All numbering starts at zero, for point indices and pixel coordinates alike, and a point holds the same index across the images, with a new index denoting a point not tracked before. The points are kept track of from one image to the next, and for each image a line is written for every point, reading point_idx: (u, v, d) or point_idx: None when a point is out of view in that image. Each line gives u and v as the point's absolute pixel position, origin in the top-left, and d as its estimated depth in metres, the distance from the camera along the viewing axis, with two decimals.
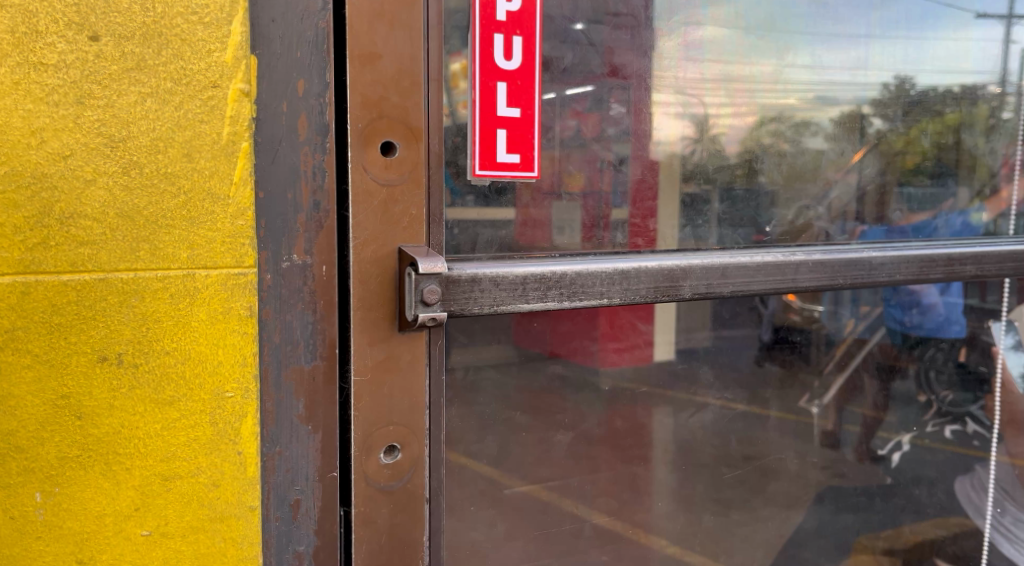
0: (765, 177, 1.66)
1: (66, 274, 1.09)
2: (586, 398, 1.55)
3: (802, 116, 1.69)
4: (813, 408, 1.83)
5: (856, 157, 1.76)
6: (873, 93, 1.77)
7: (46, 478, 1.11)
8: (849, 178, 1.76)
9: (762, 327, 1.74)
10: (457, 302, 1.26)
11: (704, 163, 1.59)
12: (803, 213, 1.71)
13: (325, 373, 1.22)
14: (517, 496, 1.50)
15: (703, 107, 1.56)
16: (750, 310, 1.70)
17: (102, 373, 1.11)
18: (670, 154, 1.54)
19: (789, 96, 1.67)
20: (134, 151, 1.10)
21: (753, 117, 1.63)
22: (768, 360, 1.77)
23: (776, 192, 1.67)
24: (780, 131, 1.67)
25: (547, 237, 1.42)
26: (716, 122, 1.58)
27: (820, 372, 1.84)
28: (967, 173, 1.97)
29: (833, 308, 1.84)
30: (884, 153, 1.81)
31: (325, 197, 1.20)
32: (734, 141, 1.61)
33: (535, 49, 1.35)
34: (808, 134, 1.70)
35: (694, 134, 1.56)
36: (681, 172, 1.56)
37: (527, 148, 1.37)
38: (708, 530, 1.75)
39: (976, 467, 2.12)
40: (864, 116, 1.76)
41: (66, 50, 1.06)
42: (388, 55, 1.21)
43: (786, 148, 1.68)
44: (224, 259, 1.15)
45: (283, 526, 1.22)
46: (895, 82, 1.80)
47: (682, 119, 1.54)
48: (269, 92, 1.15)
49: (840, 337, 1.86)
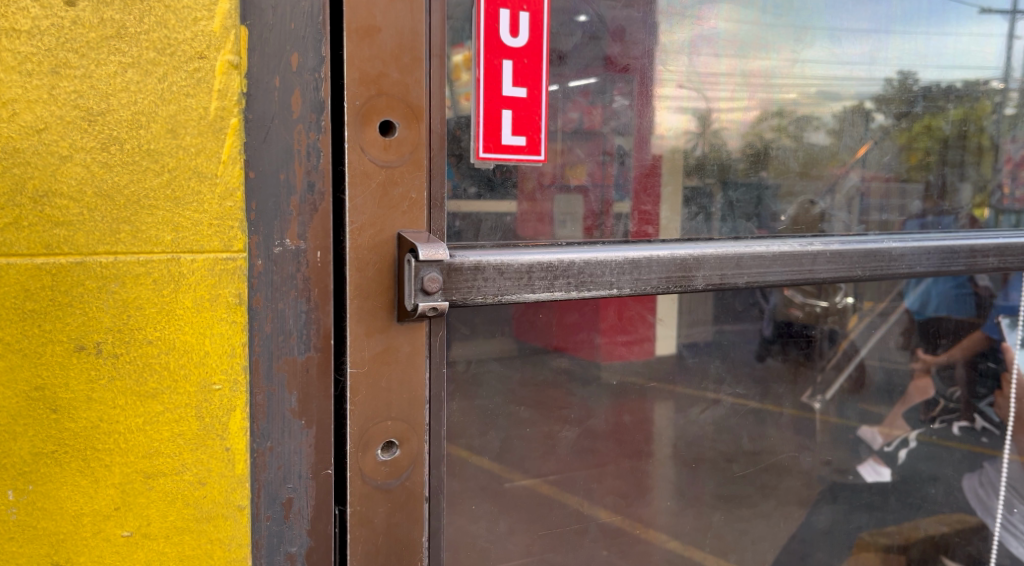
0: (772, 168, 1.59)
1: (40, 257, 1.02)
2: (593, 392, 1.49)
3: (804, 111, 1.61)
4: (817, 404, 1.78)
5: (860, 151, 1.68)
6: (875, 89, 1.69)
7: (20, 475, 1.04)
8: (852, 174, 1.68)
9: (763, 323, 1.67)
10: (460, 291, 1.19)
11: (711, 155, 1.52)
12: (811, 206, 1.64)
13: (319, 364, 1.16)
14: (518, 492, 1.44)
15: (704, 100, 1.49)
16: (752, 305, 1.65)
17: (79, 364, 1.05)
18: (674, 148, 1.47)
19: (789, 90, 1.59)
20: (113, 126, 1.03)
21: (757, 111, 1.55)
22: (771, 356, 1.70)
23: (780, 185, 1.60)
24: (782, 127, 1.59)
25: (548, 231, 1.35)
26: (718, 117, 1.51)
27: (822, 368, 1.77)
28: (975, 169, 1.87)
29: (838, 303, 1.75)
30: (889, 149, 1.72)
31: (320, 178, 1.14)
32: (734, 135, 1.54)
33: (542, 26, 1.29)
34: (810, 130, 1.62)
35: (698, 128, 1.49)
36: (683, 166, 1.49)
37: (534, 130, 1.30)
38: (717, 528, 1.69)
39: (985, 465, 2.05)
40: (865, 113, 1.68)
41: (40, 16, 0.99)
42: (388, 29, 1.14)
43: (790, 142, 1.60)
44: (213, 242, 1.09)
45: (275, 526, 1.16)
46: (898, 77, 1.72)
47: (688, 112, 1.48)
48: (260, 66, 1.09)
49: (843, 333, 1.78)
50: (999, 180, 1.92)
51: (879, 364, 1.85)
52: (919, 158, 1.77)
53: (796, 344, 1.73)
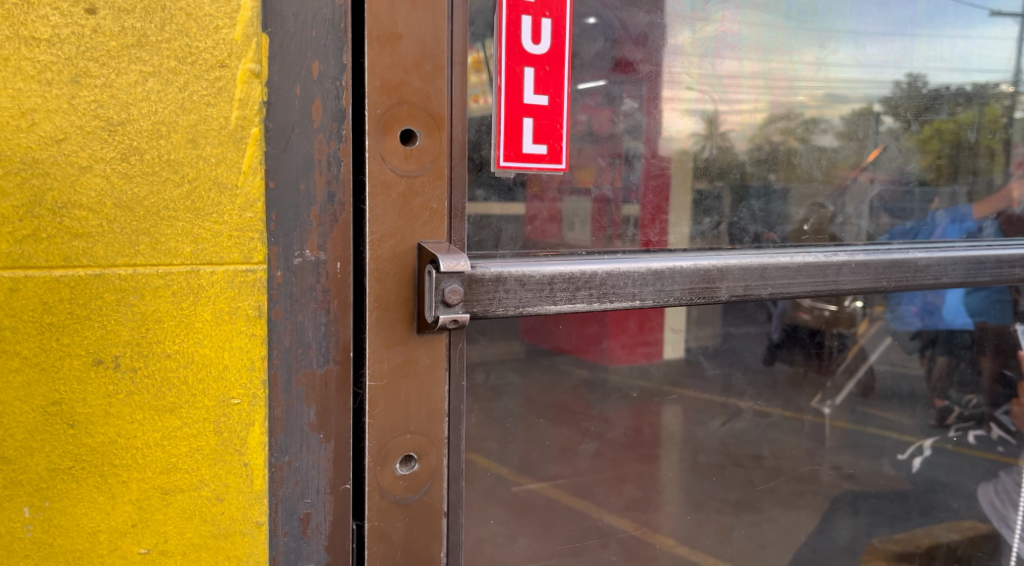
0: (782, 173, 1.55)
1: (58, 270, 1.00)
2: (612, 404, 1.48)
3: (812, 114, 1.57)
4: (825, 408, 1.74)
5: (870, 156, 1.65)
6: (885, 91, 1.65)
7: (36, 492, 1.02)
8: (862, 178, 1.65)
9: (771, 326, 1.64)
10: (481, 302, 1.17)
11: (718, 158, 1.48)
12: (817, 210, 1.60)
13: (338, 377, 1.14)
14: (539, 505, 1.42)
15: (713, 102, 1.46)
16: (760, 308, 1.62)
17: (97, 378, 1.03)
18: (681, 150, 1.44)
19: (797, 93, 1.55)
20: (133, 136, 1.01)
21: (763, 114, 1.52)
22: (778, 360, 1.67)
23: (788, 188, 1.56)
24: (789, 129, 1.55)
25: (556, 232, 1.32)
26: (726, 119, 1.48)
27: (830, 372, 1.74)
28: (986, 174, 1.85)
29: (847, 307, 1.72)
30: (898, 155, 1.69)
31: (341, 188, 1.12)
32: (741, 137, 1.50)
33: (564, 32, 1.27)
34: (818, 132, 1.58)
35: (704, 131, 1.45)
36: (692, 168, 1.46)
37: (555, 139, 1.29)
38: (736, 541, 1.67)
39: (1000, 473, 2.04)
40: (875, 116, 1.64)
41: (60, 24, 0.98)
42: (410, 36, 1.13)
43: (797, 145, 1.56)
44: (232, 254, 1.07)
45: (292, 542, 1.14)
46: (907, 79, 1.68)
47: (692, 114, 1.44)
48: (281, 74, 1.07)
49: (852, 337, 1.75)
50: (1009, 184, 1.88)
51: (888, 369, 1.81)
52: (930, 163, 1.75)
53: (805, 348, 1.70)
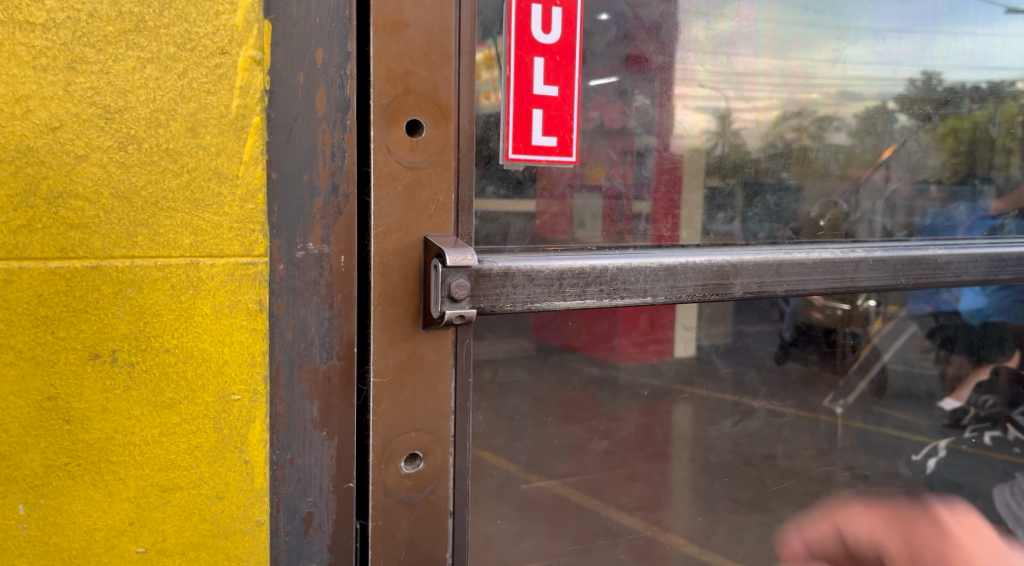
0: (796, 170, 1.51)
1: (54, 261, 0.98)
2: (623, 402, 1.44)
3: (825, 111, 1.53)
4: (836, 408, 1.70)
5: (886, 154, 1.61)
6: (899, 88, 1.61)
7: (31, 489, 1.00)
8: (877, 176, 1.61)
9: (783, 325, 1.60)
10: (488, 297, 1.15)
11: (730, 155, 1.44)
12: (832, 207, 1.56)
13: (342, 372, 1.12)
14: (548, 505, 1.39)
15: (725, 99, 1.42)
16: (772, 306, 1.57)
17: (94, 373, 1.01)
18: (693, 148, 1.40)
19: (811, 90, 1.51)
20: (131, 124, 0.99)
21: (775, 111, 1.47)
22: (790, 359, 1.63)
23: (801, 186, 1.52)
24: (802, 127, 1.51)
25: (566, 229, 1.29)
26: (740, 116, 1.44)
27: (845, 372, 1.70)
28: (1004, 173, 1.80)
29: (861, 307, 1.67)
30: (913, 153, 1.65)
31: (344, 180, 1.10)
32: (755, 135, 1.46)
33: (575, 20, 1.23)
34: (831, 130, 1.54)
35: (717, 128, 1.42)
36: (705, 166, 1.42)
37: (565, 130, 1.25)
38: (749, 543, 1.64)
39: (1017, 475, 1.99)
40: (889, 113, 1.60)
41: (55, 9, 0.95)
42: (416, 24, 1.10)
43: (811, 143, 1.52)
44: (232, 246, 1.05)
45: (294, 540, 1.13)
46: (922, 77, 1.64)
47: (705, 111, 1.40)
48: (284, 62, 1.05)
49: (866, 337, 1.70)
50: None
51: (900, 368, 1.76)
52: (946, 161, 1.70)
53: (817, 347, 1.66)
